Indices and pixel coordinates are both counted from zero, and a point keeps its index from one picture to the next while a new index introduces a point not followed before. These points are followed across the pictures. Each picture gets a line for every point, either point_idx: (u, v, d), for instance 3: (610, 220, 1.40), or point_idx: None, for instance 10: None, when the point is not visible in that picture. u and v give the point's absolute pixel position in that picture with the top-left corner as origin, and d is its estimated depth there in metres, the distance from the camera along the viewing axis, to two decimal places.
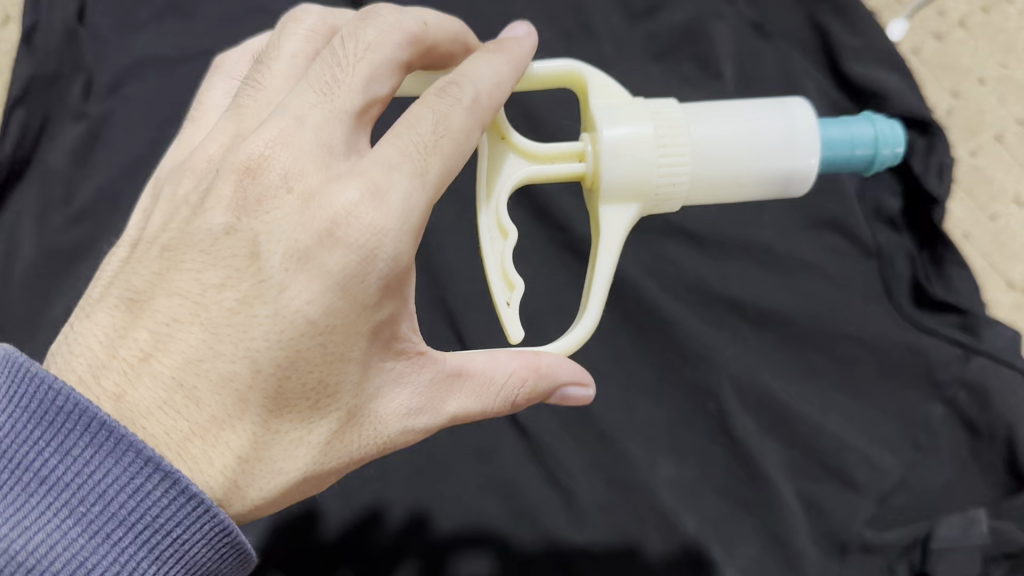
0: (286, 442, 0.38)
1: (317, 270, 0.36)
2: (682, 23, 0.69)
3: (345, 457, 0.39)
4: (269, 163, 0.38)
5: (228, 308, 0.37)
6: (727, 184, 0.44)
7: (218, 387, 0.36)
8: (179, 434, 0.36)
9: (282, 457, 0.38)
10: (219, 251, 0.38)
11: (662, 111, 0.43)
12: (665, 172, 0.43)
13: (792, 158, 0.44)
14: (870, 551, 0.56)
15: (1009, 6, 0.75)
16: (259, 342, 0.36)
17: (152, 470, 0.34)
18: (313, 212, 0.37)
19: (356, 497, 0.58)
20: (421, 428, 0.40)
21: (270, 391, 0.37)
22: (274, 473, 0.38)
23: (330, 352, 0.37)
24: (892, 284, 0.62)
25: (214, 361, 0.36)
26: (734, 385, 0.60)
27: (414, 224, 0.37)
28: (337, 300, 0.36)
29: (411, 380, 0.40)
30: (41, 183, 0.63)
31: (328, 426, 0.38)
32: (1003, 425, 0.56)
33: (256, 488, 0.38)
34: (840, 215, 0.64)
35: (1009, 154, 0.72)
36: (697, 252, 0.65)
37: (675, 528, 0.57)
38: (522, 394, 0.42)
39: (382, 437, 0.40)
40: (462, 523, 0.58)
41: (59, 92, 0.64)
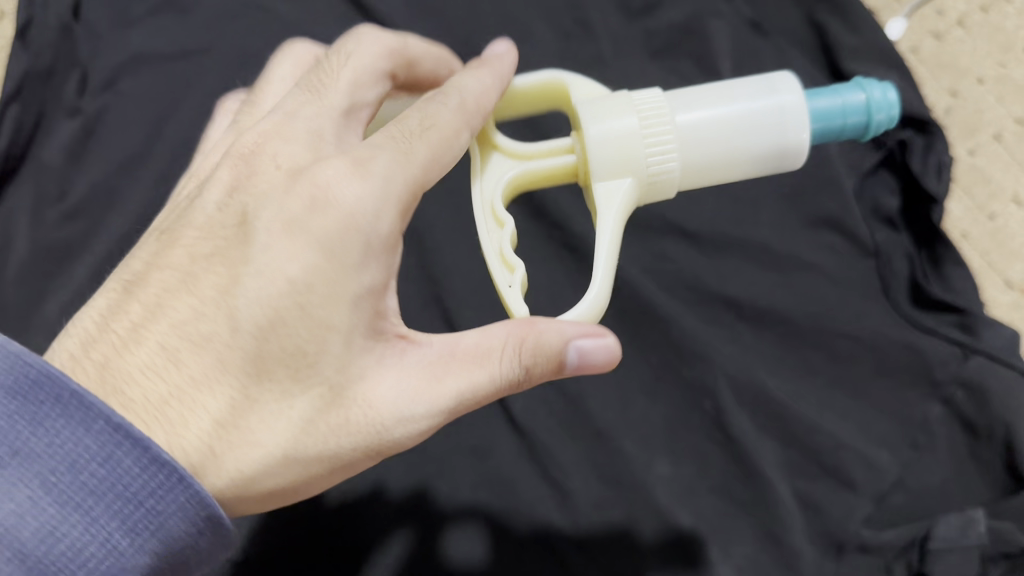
0: (266, 411, 0.37)
1: (301, 232, 0.38)
2: (680, 21, 0.69)
3: (327, 435, 0.38)
4: (262, 149, 0.42)
5: (216, 274, 0.38)
6: (719, 164, 0.43)
7: (202, 352, 0.36)
8: (157, 398, 0.35)
9: (262, 429, 0.37)
10: (214, 225, 0.40)
11: (643, 99, 0.43)
12: (651, 158, 0.42)
13: (782, 132, 0.43)
14: (867, 552, 0.56)
15: (1007, 5, 0.75)
16: (243, 301, 0.37)
17: (123, 438, 0.32)
18: (300, 184, 0.39)
19: (351, 494, 0.58)
20: (409, 406, 0.39)
21: (252, 354, 0.37)
22: (252, 447, 0.37)
23: (310, 312, 0.37)
24: (891, 282, 0.62)
25: (198, 323, 0.37)
26: (731, 383, 0.60)
27: (398, 193, 0.39)
28: (320, 259, 0.37)
29: (399, 360, 0.39)
30: (35, 179, 0.62)
31: (310, 398, 0.37)
32: (1002, 424, 0.55)
33: (233, 464, 0.36)
34: (837, 214, 0.63)
35: (1008, 153, 0.71)
36: (694, 251, 0.64)
37: (672, 527, 0.57)
38: (518, 366, 0.39)
39: (367, 416, 0.38)
40: (457, 521, 0.58)
41: (54, 88, 0.63)
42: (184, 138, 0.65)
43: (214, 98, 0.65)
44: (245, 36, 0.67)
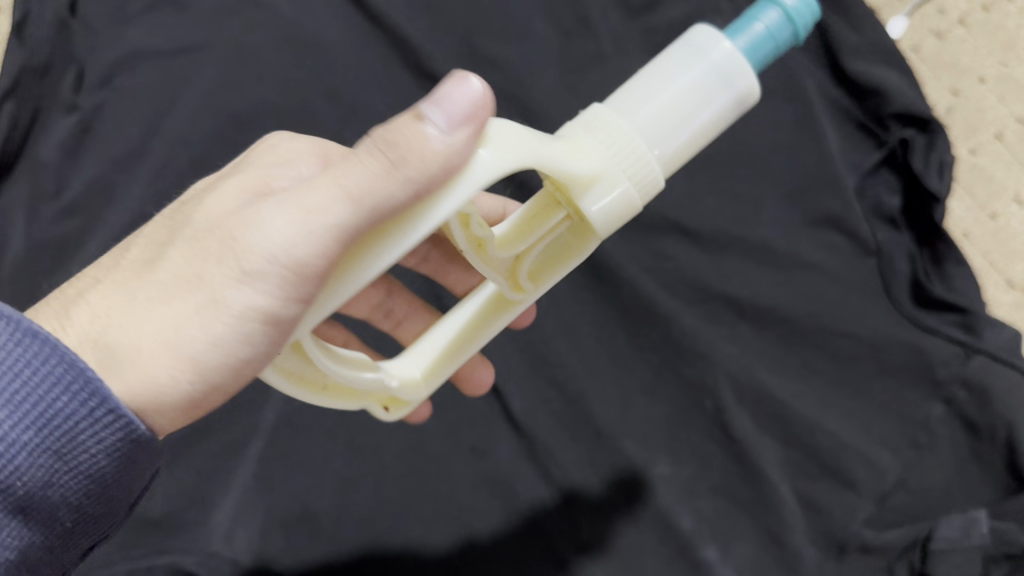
0: (157, 275, 0.38)
1: (225, 177, 0.44)
2: (682, 18, 0.67)
3: (208, 302, 0.37)
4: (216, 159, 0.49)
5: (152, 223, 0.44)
6: (688, 148, 0.41)
7: (121, 268, 0.41)
8: (77, 312, 0.39)
9: (151, 309, 0.37)
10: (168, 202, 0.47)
11: (589, 123, 0.40)
12: (635, 174, 0.39)
13: (726, 92, 0.40)
14: (869, 552, 0.55)
15: (1009, 4, 0.73)
16: (161, 226, 0.42)
17: (58, 360, 0.34)
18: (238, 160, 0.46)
19: (352, 494, 0.58)
20: (275, 251, 0.35)
21: (157, 256, 0.40)
22: (142, 327, 0.37)
23: (206, 212, 0.40)
24: (892, 282, 0.61)
25: (125, 252, 0.42)
26: (732, 383, 0.60)
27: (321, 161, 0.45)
28: (231, 184, 0.42)
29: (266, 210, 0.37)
30: (32, 177, 0.62)
31: (192, 272, 0.37)
32: (1004, 424, 0.54)
33: (125, 347, 0.37)
34: (838, 212, 0.63)
35: (1009, 152, 0.71)
36: (695, 250, 0.64)
37: (672, 526, 0.58)
38: (394, 172, 0.34)
39: (240, 271, 0.36)
40: (460, 521, 0.58)
41: (50, 84, 0.62)
42: (184, 135, 0.65)
43: (212, 96, 0.65)
44: (243, 33, 0.67)
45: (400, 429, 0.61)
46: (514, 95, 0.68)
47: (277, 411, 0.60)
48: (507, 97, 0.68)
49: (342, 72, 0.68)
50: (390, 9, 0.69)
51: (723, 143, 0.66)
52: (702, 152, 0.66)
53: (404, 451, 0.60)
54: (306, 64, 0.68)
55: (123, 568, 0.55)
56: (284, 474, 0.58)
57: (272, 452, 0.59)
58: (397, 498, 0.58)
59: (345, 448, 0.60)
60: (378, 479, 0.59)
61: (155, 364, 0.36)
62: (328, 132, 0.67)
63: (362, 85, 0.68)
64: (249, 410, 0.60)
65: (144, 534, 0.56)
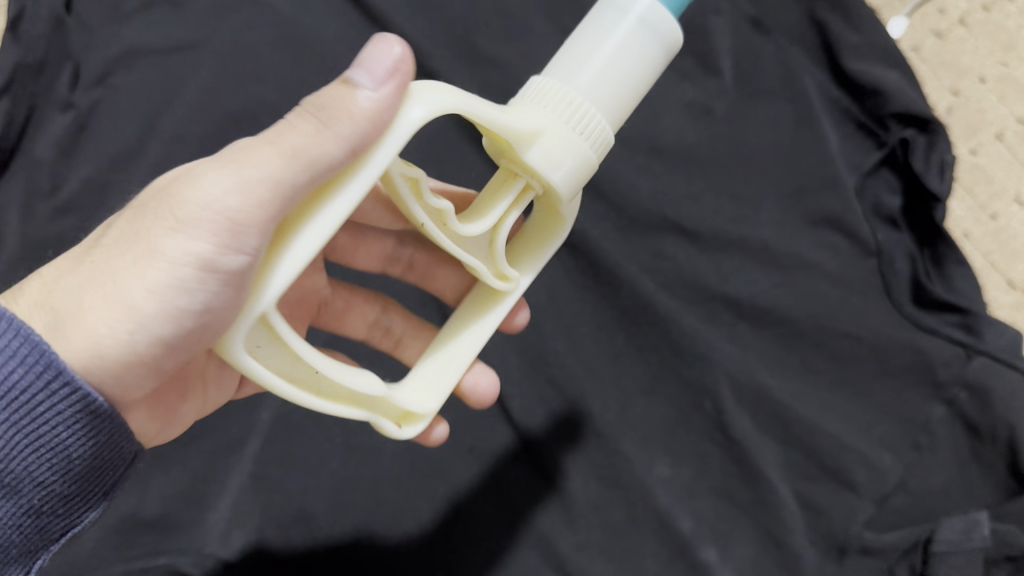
0: (108, 237, 0.38)
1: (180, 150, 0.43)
2: (681, 17, 0.67)
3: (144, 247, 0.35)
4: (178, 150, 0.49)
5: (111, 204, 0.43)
6: (629, 98, 0.42)
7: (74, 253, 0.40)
8: (35, 299, 0.39)
9: (100, 275, 0.36)
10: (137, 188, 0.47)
11: (536, 99, 0.40)
12: (586, 132, 0.40)
13: (652, 42, 0.41)
14: (868, 554, 0.55)
15: (1009, 3, 0.73)
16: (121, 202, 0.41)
17: (51, 376, 0.35)
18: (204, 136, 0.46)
19: (348, 496, 0.58)
20: (213, 193, 0.34)
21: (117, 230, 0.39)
22: (93, 295, 0.36)
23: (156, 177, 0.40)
24: (892, 282, 0.60)
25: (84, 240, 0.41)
26: (731, 384, 0.59)
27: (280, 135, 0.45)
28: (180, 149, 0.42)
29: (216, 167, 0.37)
30: (27, 175, 0.61)
31: (135, 233, 0.37)
32: (1005, 425, 0.54)
33: (79, 313, 0.36)
34: (838, 212, 0.62)
35: (1010, 152, 0.71)
36: (695, 250, 0.64)
37: (670, 528, 0.57)
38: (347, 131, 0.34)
39: (174, 214, 0.35)
40: (456, 523, 0.58)
41: (45, 82, 0.62)
42: (179, 134, 0.64)
43: (210, 95, 0.65)
44: (240, 31, 0.66)
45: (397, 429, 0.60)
46: (512, 93, 0.67)
47: (272, 411, 0.59)
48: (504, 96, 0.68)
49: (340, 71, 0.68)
50: (389, 8, 0.69)
51: (723, 142, 0.66)
52: (702, 152, 0.66)
53: (402, 452, 0.59)
54: (304, 62, 0.67)
55: (118, 569, 0.54)
56: (280, 475, 0.58)
57: (268, 453, 0.58)
58: (395, 499, 0.58)
59: (341, 447, 0.59)
60: (375, 480, 0.58)
61: (93, 317, 0.35)
62: None
63: None
64: (245, 409, 0.59)
65: (137, 534, 0.56)
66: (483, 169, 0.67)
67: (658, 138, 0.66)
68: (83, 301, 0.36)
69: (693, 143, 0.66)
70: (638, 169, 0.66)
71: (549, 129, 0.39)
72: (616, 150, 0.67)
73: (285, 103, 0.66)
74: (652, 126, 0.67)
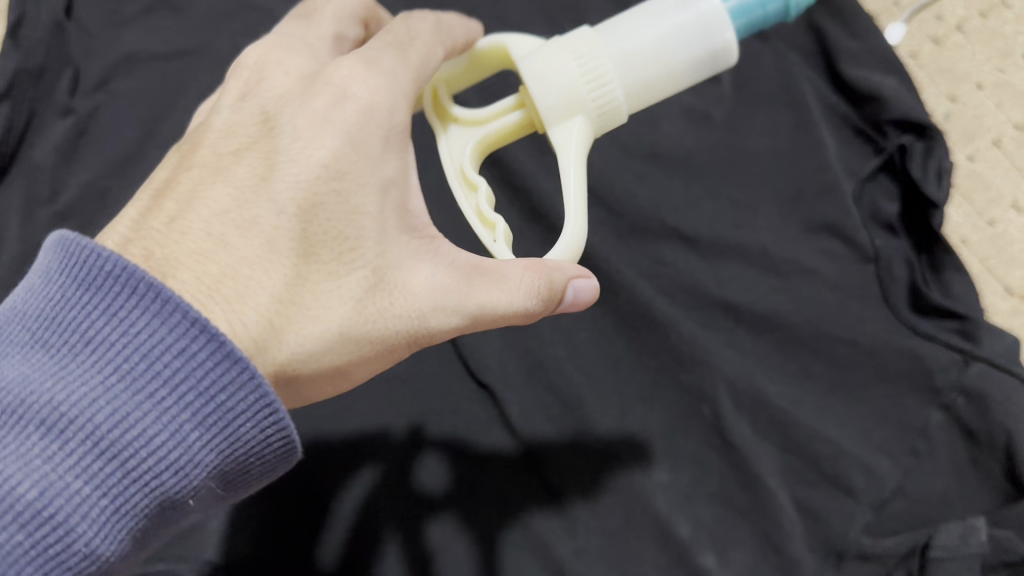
0: (302, 260, 0.39)
1: (321, 120, 0.41)
2: None
3: (376, 321, 0.40)
4: (264, 72, 0.44)
5: (252, 167, 0.41)
6: (659, 80, 0.45)
7: (246, 233, 0.39)
8: (209, 277, 0.37)
9: (316, 303, 0.39)
10: (236, 130, 0.42)
11: (573, 40, 0.44)
12: (596, 94, 0.44)
13: (701, 32, 0.44)
14: (867, 560, 0.55)
15: (1006, 10, 0.73)
16: (288, 180, 0.40)
17: (197, 332, 0.33)
18: (316, 87, 0.42)
19: (351, 501, 0.58)
20: (448, 306, 0.41)
21: (298, 234, 0.39)
22: (308, 319, 0.39)
23: (345, 199, 0.40)
24: (890, 288, 0.61)
25: (239, 211, 0.39)
26: (729, 389, 0.59)
27: (405, 93, 0.43)
28: (347, 147, 0.41)
29: (430, 263, 0.42)
30: (26, 181, 0.61)
31: (357, 281, 0.40)
32: (1003, 432, 0.55)
33: (292, 334, 0.38)
34: (835, 218, 0.63)
35: (1007, 158, 0.71)
36: (694, 255, 0.64)
37: (669, 534, 0.57)
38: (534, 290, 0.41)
39: (408, 309, 0.40)
40: (456, 528, 0.58)
41: (45, 88, 0.62)
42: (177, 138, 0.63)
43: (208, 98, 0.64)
44: (241, 36, 0.66)
45: (395, 434, 0.60)
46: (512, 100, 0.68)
47: None
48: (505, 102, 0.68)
49: None
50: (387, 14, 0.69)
51: (721, 148, 0.66)
52: (701, 158, 0.66)
53: (403, 456, 0.60)
54: None
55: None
56: (281, 480, 0.59)
57: None
58: (393, 503, 0.58)
59: (342, 452, 0.59)
60: (372, 485, 0.59)
61: (306, 332, 0.39)
62: None
63: None
64: None
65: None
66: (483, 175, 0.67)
67: (658, 144, 0.67)
68: (296, 317, 0.39)
69: (692, 148, 0.67)
70: (637, 175, 0.66)
71: (569, 83, 0.43)
72: (615, 156, 0.67)
73: None
74: (651, 132, 0.67)
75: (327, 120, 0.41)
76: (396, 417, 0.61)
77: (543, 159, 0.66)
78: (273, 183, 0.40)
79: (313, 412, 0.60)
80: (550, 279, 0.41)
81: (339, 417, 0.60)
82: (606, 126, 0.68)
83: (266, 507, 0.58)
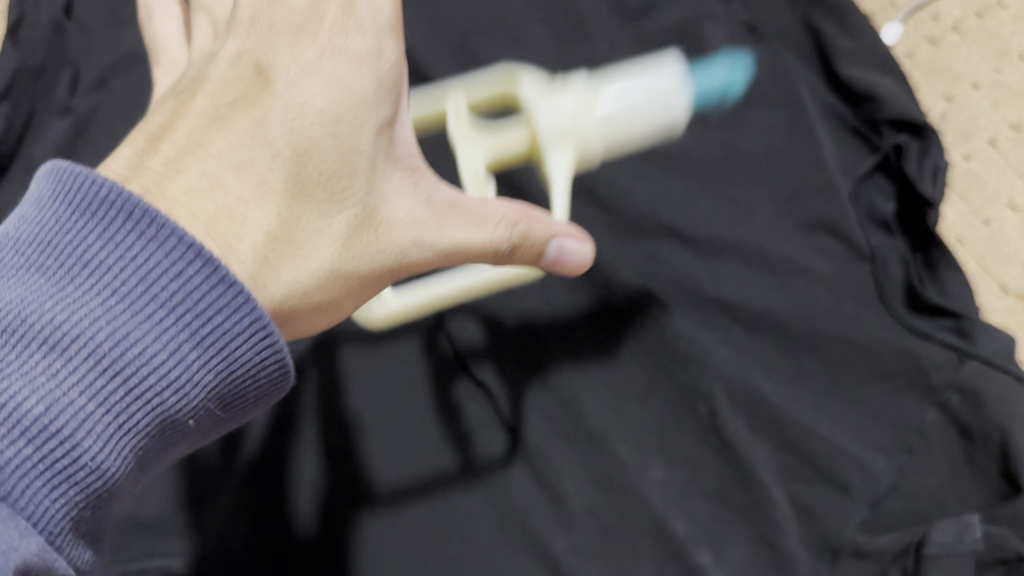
0: (292, 193, 0.41)
1: (317, 69, 0.42)
2: (674, 24, 0.69)
3: (365, 256, 0.42)
4: (263, 9, 0.45)
5: (243, 110, 0.42)
6: (629, 142, 0.50)
7: (239, 173, 0.40)
8: (205, 215, 0.38)
9: (308, 242, 0.41)
10: (230, 78, 0.43)
11: (577, 107, 0.48)
12: (582, 134, 0.48)
13: (665, 105, 0.49)
14: (863, 556, 0.55)
15: (1002, 10, 0.74)
16: (278, 126, 0.41)
17: (195, 257, 0.33)
18: (312, 30, 0.43)
19: (350, 497, 0.59)
20: (430, 241, 0.43)
21: (292, 176, 0.41)
22: (302, 258, 0.41)
23: (340, 140, 0.42)
24: (885, 287, 0.61)
25: (234, 153, 0.41)
26: (725, 387, 0.60)
27: (392, 27, 0.44)
28: (340, 91, 0.42)
29: (416, 198, 0.44)
30: (26, 179, 0.61)
31: (347, 220, 0.42)
32: (997, 429, 0.55)
33: (286, 272, 0.40)
34: (831, 217, 0.63)
35: (1003, 158, 0.71)
36: (690, 254, 0.64)
37: (664, 532, 0.58)
38: (512, 234, 0.44)
39: (396, 243, 0.43)
40: (454, 523, 0.58)
41: (44, 87, 0.62)
42: None
43: None
44: None
45: (390, 433, 0.60)
46: None
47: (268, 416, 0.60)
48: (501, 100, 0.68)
49: None
50: None
51: (716, 148, 0.67)
52: (697, 156, 0.67)
53: (401, 452, 0.60)
54: None
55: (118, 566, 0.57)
56: (276, 478, 0.59)
57: (265, 455, 0.59)
58: (389, 500, 0.59)
59: (341, 449, 0.60)
60: (367, 482, 0.59)
61: (297, 270, 0.41)
62: None
63: None
64: None
65: (135, 534, 0.58)
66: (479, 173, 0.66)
67: (655, 143, 0.67)
68: (289, 257, 0.40)
69: (688, 147, 0.67)
70: (633, 174, 0.66)
71: (570, 111, 0.48)
72: (612, 156, 0.67)
73: None
74: None
75: (323, 64, 0.42)
76: (392, 415, 0.61)
77: None
78: (269, 126, 0.41)
79: (313, 409, 0.61)
80: (527, 230, 0.44)
81: (335, 414, 0.61)
82: None
83: (262, 506, 0.58)
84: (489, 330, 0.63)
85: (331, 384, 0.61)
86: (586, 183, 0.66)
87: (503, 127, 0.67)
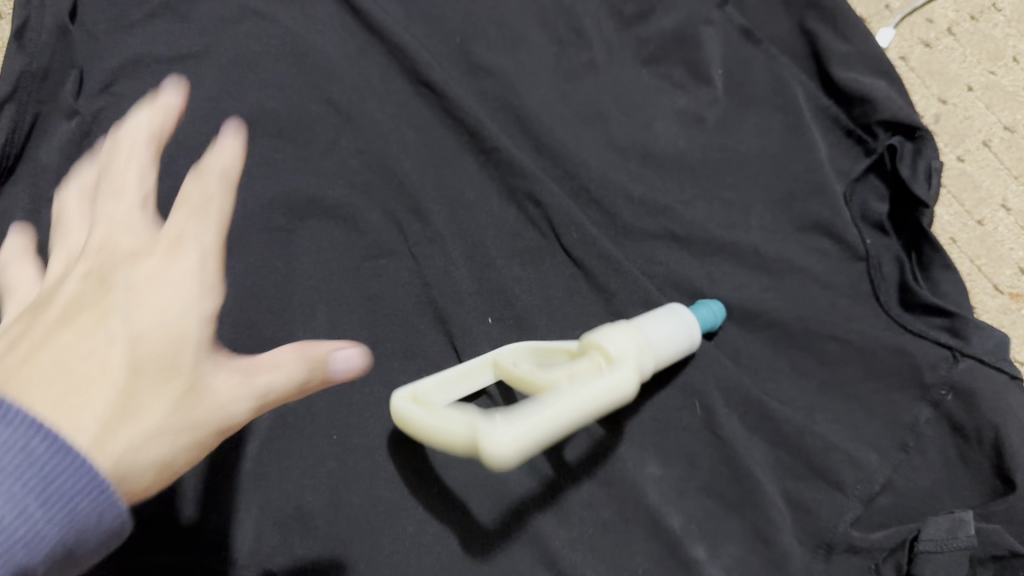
0: (99, 381, 0.36)
1: (161, 259, 0.40)
2: (673, 28, 0.70)
3: (197, 424, 0.38)
4: (107, 239, 0.41)
5: (56, 321, 0.38)
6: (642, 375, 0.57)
7: (57, 378, 0.35)
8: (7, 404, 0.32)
9: (133, 421, 0.36)
10: (68, 308, 0.39)
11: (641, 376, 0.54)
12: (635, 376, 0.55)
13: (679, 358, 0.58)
14: (856, 552, 0.55)
15: (997, 13, 0.76)
16: (111, 328, 0.38)
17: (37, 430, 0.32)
18: (157, 246, 0.41)
19: (344, 494, 0.56)
20: (251, 394, 0.39)
21: (130, 367, 0.37)
22: (130, 431, 0.36)
23: (173, 332, 0.39)
24: (880, 285, 0.62)
25: (36, 356, 0.36)
26: (720, 384, 0.61)
27: (218, 239, 0.41)
28: (191, 283, 0.40)
29: (233, 364, 0.40)
30: (32, 180, 0.61)
31: (170, 393, 0.38)
32: (990, 426, 0.55)
33: (123, 438, 0.35)
34: (827, 216, 0.64)
35: (996, 158, 0.72)
36: (684, 253, 0.65)
37: (662, 527, 0.56)
38: (311, 380, 0.40)
39: (222, 407, 0.39)
40: (452, 520, 0.56)
41: (51, 90, 0.63)
42: (181, 140, 0.64)
43: (212, 102, 0.66)
44: (244, 41, 0.68)
45: (392, 429, 0.58)
46: (509, 102, 0.68)
47: (271, 411, 0.57)
48: (500, 102, 0.69)
49: (340, 78, 0.68)
50: (386, 17, 0.70)
51: (713, 150, 0.68)
52: (693, 158, 0.67)
53: (397, 448, 0.58)
54: (303, 71, 0.68)
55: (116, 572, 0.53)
56: (278, 473, 0.56)
57: (267, 451, 0.56)
58: (394, 497, 0.57)
59: (339, 446, 0.57)
60: (369, 480, 0.57)
61: (126, 432, 0.36)
62: (323, 140, 0.66)
63: (358, 93, 0.68)
64: None
65: None
66: (478, 175, 0.67)
67: (652, 145, 0.68)
68: (128, 428, 0.36)
69: (684, 149, 0.68)
70: (630, 175, 0.67)
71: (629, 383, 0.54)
72: (610, 157, 0.67)
73: (285, 109, 0.66)
74: (646, 133, 0.68)
75: (157, 269, 0.40)
76: (395, 412, 0.59)
77: (540, 159, 0.67)
78: (108, 322, 0.38)
79: (312, 407, 0.58)
80: (314, 355, 0.39)
81: (337, 410, 0.58)
82: (600, 127, 0.68)
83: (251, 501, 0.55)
84: (492, 328, 0.62)
85: (333, 379, 0.58)
86: (585, 184, 0.66)
87: (503, 130, 0.68)
